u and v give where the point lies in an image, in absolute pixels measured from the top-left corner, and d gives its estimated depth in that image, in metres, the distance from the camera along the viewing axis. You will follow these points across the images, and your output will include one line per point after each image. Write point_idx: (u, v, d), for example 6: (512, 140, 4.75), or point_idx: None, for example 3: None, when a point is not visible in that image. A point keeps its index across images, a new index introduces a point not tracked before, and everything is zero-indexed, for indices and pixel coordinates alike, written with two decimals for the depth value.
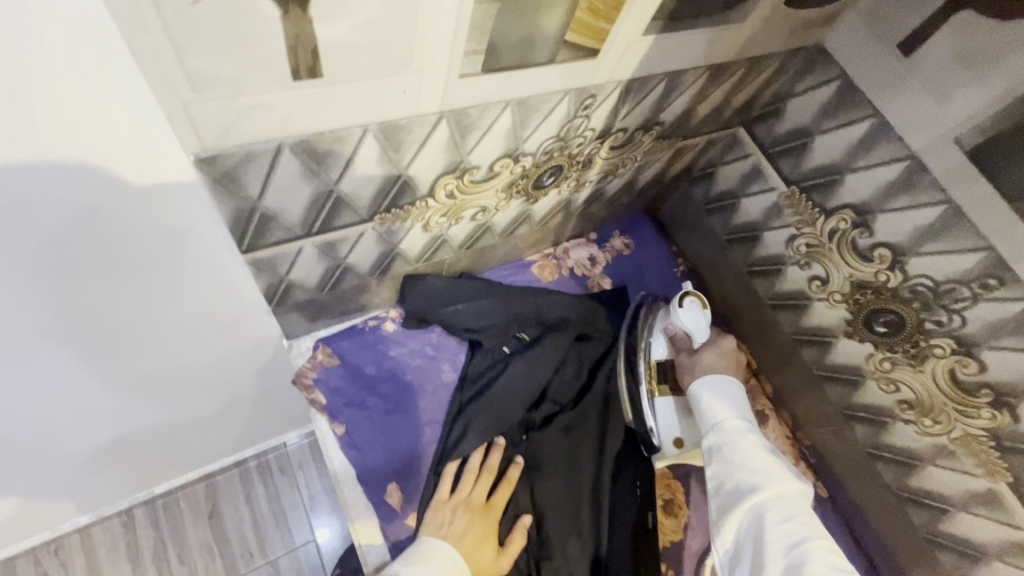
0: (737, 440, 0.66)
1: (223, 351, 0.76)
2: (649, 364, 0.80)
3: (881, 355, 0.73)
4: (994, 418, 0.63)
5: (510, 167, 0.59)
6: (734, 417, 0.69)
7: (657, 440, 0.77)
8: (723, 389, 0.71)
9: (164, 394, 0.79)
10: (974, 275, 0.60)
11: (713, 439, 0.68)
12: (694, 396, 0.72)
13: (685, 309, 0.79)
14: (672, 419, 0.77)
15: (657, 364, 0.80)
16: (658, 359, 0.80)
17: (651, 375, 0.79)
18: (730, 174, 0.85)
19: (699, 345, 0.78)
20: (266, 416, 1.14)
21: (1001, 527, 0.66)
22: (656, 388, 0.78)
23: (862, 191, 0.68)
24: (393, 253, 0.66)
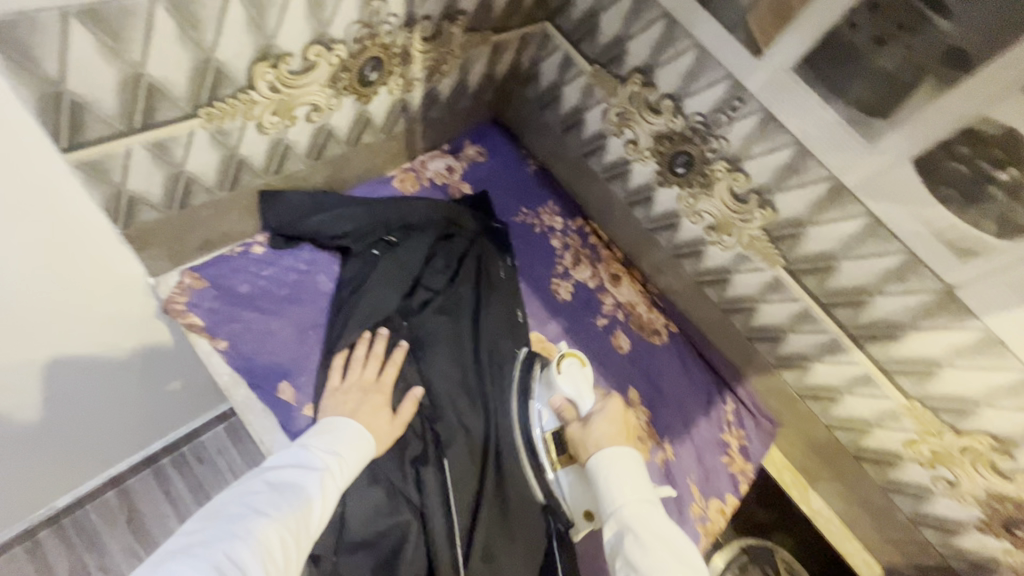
0: (638, 527, 0.60)
1: (89, 307, 0.76)
2: (542, 438, 0.75)
3: (686, 193, 0.88)
4: (764, 215, 0.80)
5: (325, 56, 0.65)
6: (635, 499, 0.62)
7: (565, 509, 0.74)
8: (616, 469, 0.65)
9: (47, 366, 0.78)
10: (726, 101, 0.75)
11: (616, 527, 0.62)
12: (593, 475, 0.66)
13: (563, 375, 0.75)
14: (579, 490, 0.73)
15: (552, 436, 0.75)
16: (549, 431, 0.76)
17: (549, 449, 0.75)
18: (549, 67, 0.96)
19: (586, 413, 0.73)
20: (174, 407, 1.11)
21: (787, 304, 0.84)
22: (556, 460, 0.74)
23: (641, 54, 0.82)
24: (235, 160, 0.70)
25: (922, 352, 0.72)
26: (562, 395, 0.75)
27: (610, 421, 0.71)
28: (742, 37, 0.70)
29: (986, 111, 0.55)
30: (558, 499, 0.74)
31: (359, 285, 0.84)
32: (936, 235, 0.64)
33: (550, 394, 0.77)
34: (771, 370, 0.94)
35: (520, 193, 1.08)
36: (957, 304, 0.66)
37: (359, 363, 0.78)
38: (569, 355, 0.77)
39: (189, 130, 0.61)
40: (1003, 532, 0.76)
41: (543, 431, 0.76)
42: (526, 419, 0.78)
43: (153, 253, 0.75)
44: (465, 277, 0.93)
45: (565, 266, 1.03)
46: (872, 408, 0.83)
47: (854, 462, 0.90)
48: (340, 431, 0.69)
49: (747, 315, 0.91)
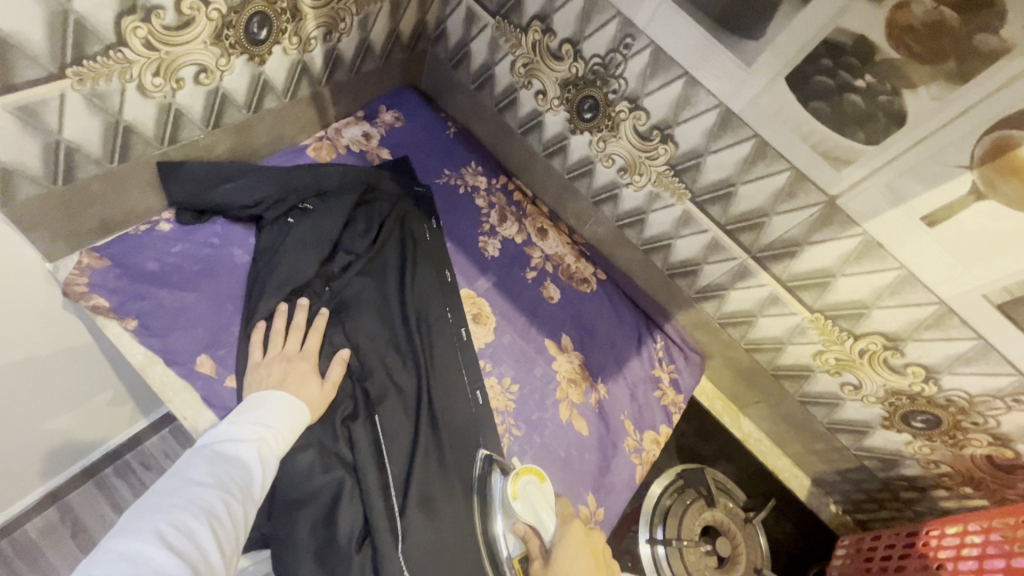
0: None
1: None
2: (509, 566, 0.72)
3: (597, 138, 0.90)
4: (667, 151, 0.83)
5: (202, 10, 0.63)
6: None
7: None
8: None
9: None
10: (619, 40, 0.78)
11: None
12: None
13: (519, 499, 0.71)
14: None
15: (519, 563, 0.72)
16: (516, 557, 0.72)
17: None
18: (454, 25, 0.96)
19: (549, 545, 0.68)
20: (107, 411, 1.07)
21: (698, 236, 0.88)
22: None
23: (537, 1, 0.83)
24: (122, 128, 0.67)
25: (816, 264, 0.77)
26: (524, 521, 0.70)
27: (575, 551, 0.66)
28: None
29: (837, 22, 0.59)
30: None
31: (275, 253, 0.83)
32: (813, 148, 0.68)
33: (512, 518, 0.73)
34: (692, 304, 0.98)
35: (440, 155, 1.08)
36: (839, 213, 0.71)
37: (279, 332, 0.77)
38: (525, 472, 0.73)
39: (58, 92, 0.58)
40: (902, 425, 0.83)
41: (510, 557, 0.72)
42: (491, 536, 0.74)
43: (47, 234, 0.71)
44: (388, 240, 0.93)
45: (491, 224, 1.04)
46: (782, 327, 0.88)
47: (774, 381, 0.96)
48: (271, 404, 0.69)
49: (665, 253, 0.95)
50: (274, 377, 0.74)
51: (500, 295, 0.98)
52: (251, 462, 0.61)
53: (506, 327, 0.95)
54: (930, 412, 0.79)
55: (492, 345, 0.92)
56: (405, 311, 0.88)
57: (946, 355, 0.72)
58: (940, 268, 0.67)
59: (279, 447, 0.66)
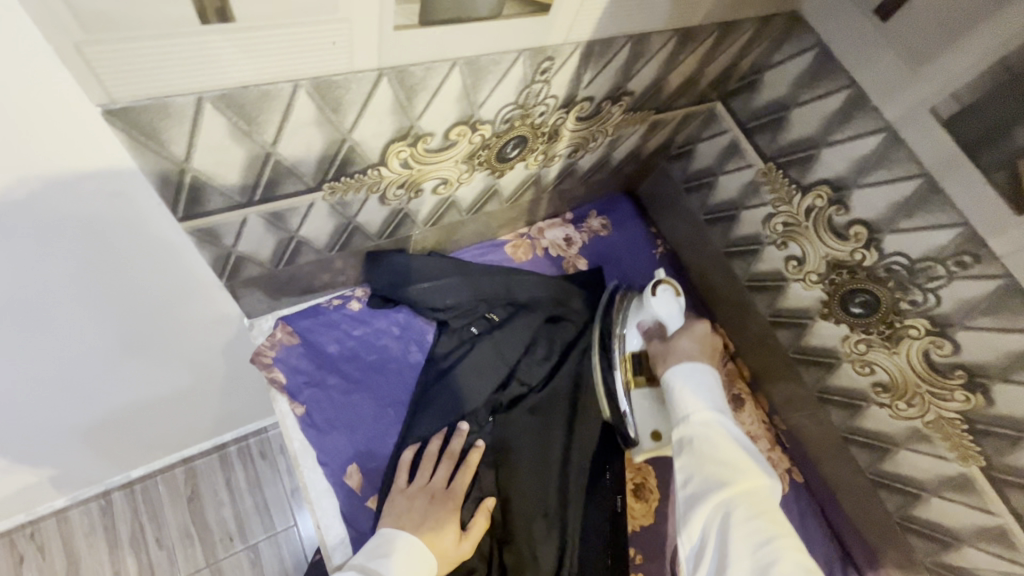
0: (708, 432, 0.64)
1: (191, 332, 0.74)
2: (622, 354, 0.76)
3: (856, 337, 0.71)
4: (968, 399, 0.61)
5: (468, 136, 0.57)
6: (705, 408, 0.66)
7: (631, 432, 0.75)
8: (696, 378, 0.68)
9: (150, 371, 0.79)
10: (950, 253, 0.58)
11: (681, 433, 0.66)
12: (667, 387, 0.69)
13: (657, 298, 0.76)
14: (648, 411, 0.75)
15: (632, 355, 0.76)
16: (633, 350, 0.76)
17: (627, 365, 0.75)
18: (707, 151, 0.83)
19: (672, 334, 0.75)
20: (243, 406, 1.10)
21: (972, 511, 0.65)
22: (630, 379, 0.75)
23: (838, 167, 0.66)
24: (351, 226, 0.64)
25: None
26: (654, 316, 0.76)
27: (698, 348, 0.73)
28: (1005, 184, 0.52)
29: None
30: (625, 424, 0.75)
31: (451, 367, 0.76)
32: None
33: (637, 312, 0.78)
34: (921, 572, 0.75)
35: (640, 277, 0.95)
36: None
37: (431, 461, 0.70)
38: (665, 282, 0.78)
39: (309, 201, 0.55)
40: None
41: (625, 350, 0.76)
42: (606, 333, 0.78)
43: (253, 297, 0.70)
44: (564, 370, 0.81)
45: None
46: None
47: None
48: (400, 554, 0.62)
49: (906, 500, 0.73)
50: (416, 520, 0.66)
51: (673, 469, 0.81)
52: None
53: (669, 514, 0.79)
54: None
55: (646, 534, 0.77)
56: (562, 466, 0.76)
57: None
58: None
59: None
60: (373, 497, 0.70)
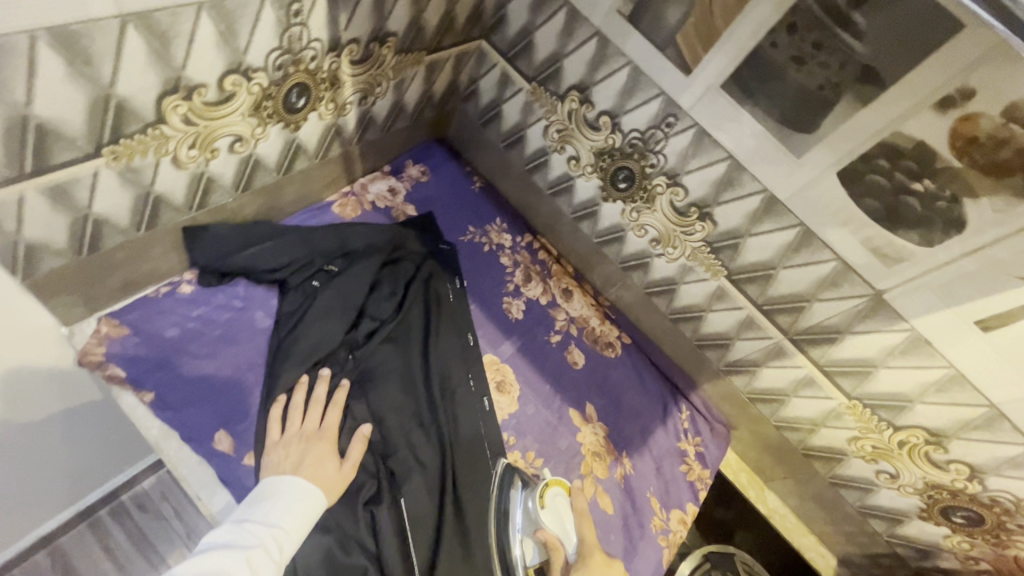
0: None
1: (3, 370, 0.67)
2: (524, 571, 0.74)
3: (629, 208, 0.89)
4: (704, 228, 0.81)
5: (244, 85, 0.61)
6: None
7: None
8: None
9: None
10: (661, 118, 0.77)
11: None
12: None
13: (546, 508, 0.75)
14: None
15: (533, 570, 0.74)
16: (533, 564, 0.74)
17: None
18: (487, 85, 0.96)
19: (569, 558, 0.72)
20: (104, 455, 1.00)
21: (731, 313, 0.86)
22: None
23: (577, 72, 0.82)
24: (152, 198, 0.65)
25: (857, 353, 0.75)
26: (549, 530, 0.73)
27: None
28: (674, 56, 0.71)
29: (898, 127, 0.58)
30: None
31: (300, 318, 0.80)
32: (862, 242, 0.67)
33: (531, 521, 0.75)
34: (721, 377, 0.96)
35: (466, 211, 1.06)
36: (884, 307, 0.70)
37: (299, 406, 0.74)
38: (553, 486, 0.78)
39: (91, 170, 0.56)
40: (940, 518, 0.81)
41: (525, 563, 0.74)
42: (505, 545, 0.75)
43: (65, 299, 0.68)
44: (411, 301, 0.90)
45: (515, 284, 1.02)
46: (816, 409, 0.86)
47: (804, 459, 0.93)
48: (280, 494, 0.65)
49: (695, 324, 0.93)
50: (296, 460, 0.69)
51: (524, 360, 0.95)
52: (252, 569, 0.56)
53: (530, 396, 0.92)
54: (974, 509, 0.76)
55: (515, 415, 0.89)
56: (428, 380, 0.85)
57: (993, 457, 0.70)
58: (991, 371, 0.65)
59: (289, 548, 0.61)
60: (251, 455, 0.72)
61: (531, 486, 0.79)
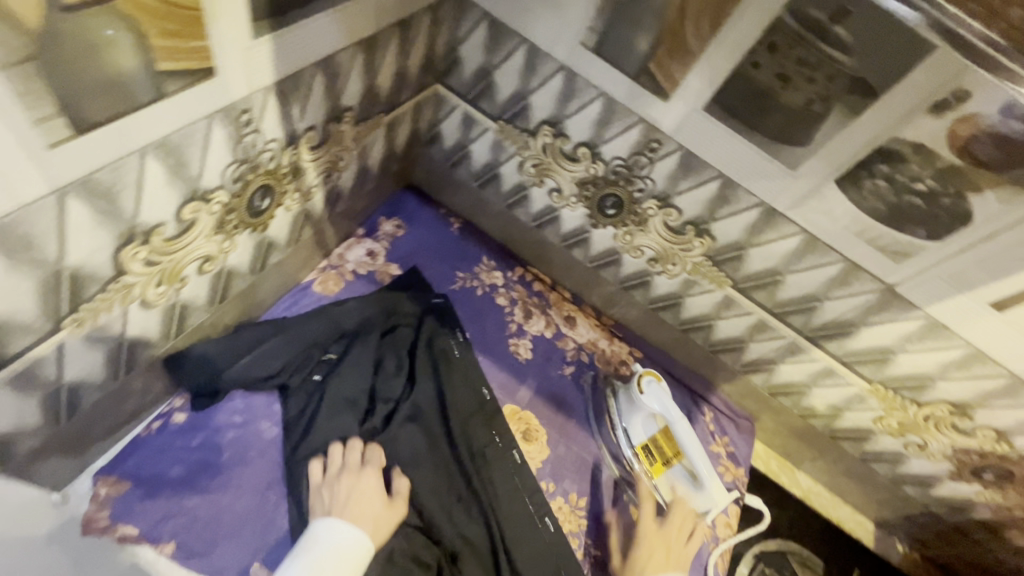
0: None
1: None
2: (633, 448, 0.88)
3: (623, 232, 0.86)
4: (703, 243, 0.80)
5: (204, 209, 0.55)
6: None
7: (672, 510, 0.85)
8: None
9: None
10: (643, 144, 0.74)
11: None
12: None
13: (647, 395, 0.86)
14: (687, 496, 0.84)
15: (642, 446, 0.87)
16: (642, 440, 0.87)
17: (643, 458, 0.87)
18: (450, 128, 0.90)
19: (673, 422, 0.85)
20: None
21: (742, 318, 0.86)
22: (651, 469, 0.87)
23: (547, 107, 0.78)
24: (126, 345, 0.59)
25: (874, 342, 0.76)
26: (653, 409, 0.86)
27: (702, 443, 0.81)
28: (651, 83, 0.67)
29: (898, 132, 0.56)
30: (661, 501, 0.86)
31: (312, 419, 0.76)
32: (868, 242, 0.66)
33: (636, 409, 0.87)
34: (738, 376, 0.96)
35: (450, 257, 1.01)
36: (897, 298, 0.70)
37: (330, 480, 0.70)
38: (648, 374, 0.88)
39: (55, 346, 0.49)
40: (971, 477, 0.83)
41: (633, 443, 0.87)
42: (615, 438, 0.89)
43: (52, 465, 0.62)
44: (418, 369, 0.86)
45: (517, 322, 0.98)
46: (838, 395, 0.87)
47: (832, 441, 0.95)
48: (323, 548, 0.63)
49: (705, 332, 0.92)
50: (340, 503, 0.68)
51: (543, 401, 0.92)
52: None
53: (558, 437, 0.90)
54: (1004, 468, 0.79)
55: (549, 461, 0.87)
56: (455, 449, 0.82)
57: (1018, 420, 0.72)
58: (1009, 346, 0.66)
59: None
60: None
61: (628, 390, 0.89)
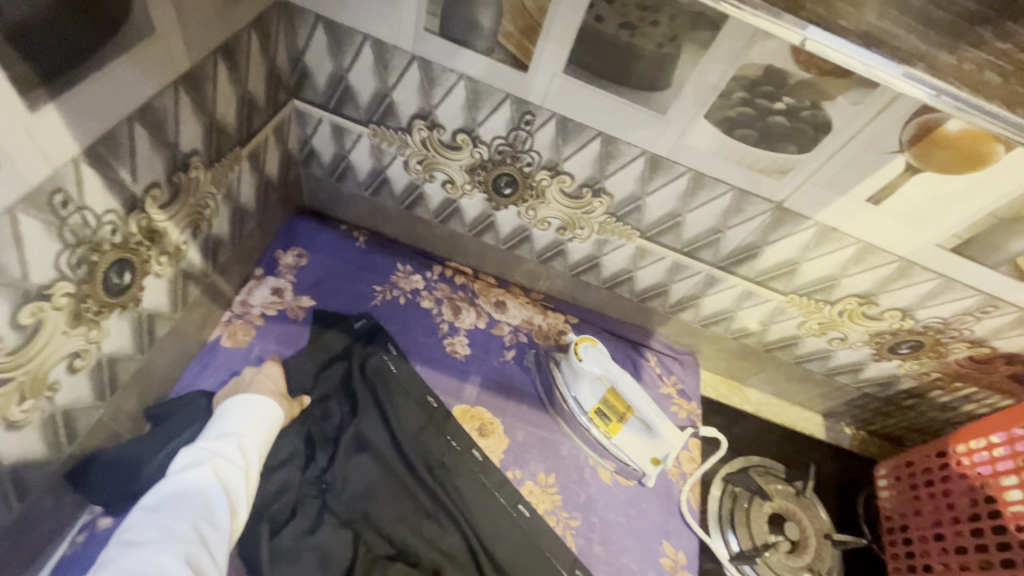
0: None
1: None
2: (586, 415, 0.88)
3: (525, 208, 0.85)
4: (602, 202, 0.79)
5: (48, 307, 0.49)
6: None
7: (634, 463, 0.87)
8: None
9: None
10: (518, 119, 0.72)
11: None
12: None
13: (585, 360, 0.86)
14: (642, 446, 0.87)
15: (595, 409, 0.88)
16: (592, 405, 0.88)
17: (598, 421, 0.88)
18: (323, 142, 0.85)
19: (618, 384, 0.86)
20: None
21: (658, 264, 0.87)
22: (608, 430, 0.88)
23: (413, 101, 0.74)
24: (7, 473, 0.53)
25: (779, 258, 0.79)
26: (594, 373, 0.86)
27: None
28: (506, 57, 0.65)
29: (747, 57, 0.57)
30: (623, 458, 0.88)
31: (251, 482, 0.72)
32: (749, 167, 0.68)
33: (579, 376, 0.88)
34: (670, 318, 0.99)
35: (363, 272, 0.96)
36: (788, 213, 0.72)
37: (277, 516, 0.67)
38: (583, 340, 0.87)
39: None
40: (890, 354, 0.90)
41: (584, 409, 0.88)
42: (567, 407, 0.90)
43: None
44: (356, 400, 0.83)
45: (448, 322, 0.96)
46: (762, 312, 0.90)
47: (768, 354, 0.99)
48: (235, 411, 0.70)
49: (630, 284, 0.93)
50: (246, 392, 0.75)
51: (492, 393, 0.91)
52: (235, 521, 0.62)
53: (514, 424, 0.90)
54: (914, 339, 0.85)
55: (509, 450, 0.87)
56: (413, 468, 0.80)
57: (916, 296, 0.78)
58: (891, 233, 0.70)
59: (246, 451, 0.67)
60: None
61: (569, 360, 0.89)
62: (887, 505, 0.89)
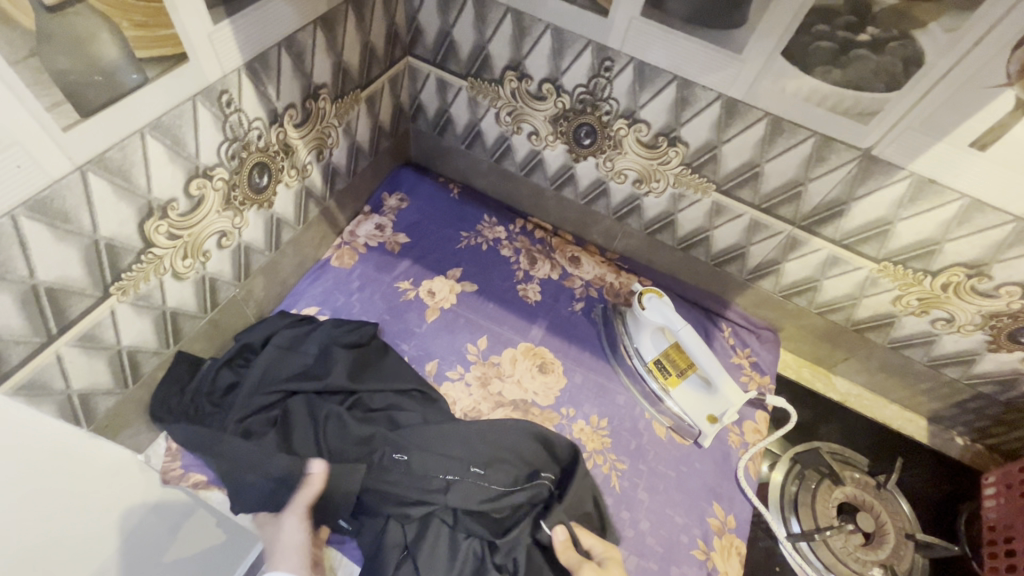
0: None
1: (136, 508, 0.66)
2: (645, 366, 0.90)
3: (603, 160, 0.89)
4: (678, 152, 0.81)
5: (208, 185, 0.65)
6: None
7: (689, 419, 0.87)
8: None
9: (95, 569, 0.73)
10: (598, 65, 0.77)
11: None
12: None
13: (648, 310, 0.87)
14: (697, 404, 0.87)
15: (655, 362, 0.89)
16: (652, 357, 0.90)
17: (657, 374, 0.89)
18: (429, 96, 0.97)
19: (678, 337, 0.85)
20: None
21: (735, 222, 0.86)
22: (666, 383, 0.89)
23: (506, 52, 0.83)
24: (168, 315, 0.70)
25: (869, 217, 0.74)
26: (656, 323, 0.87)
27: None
28: (588, 3, 0.71)
29: None
30: (679, 414, 0.88)
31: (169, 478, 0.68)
32: (831, 110, 0.66)
33: (643, 327, 0.90)
34: (748, 286, 0.96)
35: (453, 219, 1.06)
36: (878, 163, 0.69)
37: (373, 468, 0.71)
38: (648, 291, 0.89)
39: (108, 310, 0.60)
40: (1010, 344, 0.79)
41: (645, 360, 0.90)
42: (629, 356, 0.92)
43: (132, 429, 0.75)
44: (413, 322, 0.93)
45: (523, 269, 1.02)
46: (850, 283, 0.84)
47: (858, 336, 0.92)
48: None
49: (705, 245, 0.93)
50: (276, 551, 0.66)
51: (557, 338, 0.95)
52: None
53: (575, 367, 0.93)
54: None
55: (567, 390, 0.90)
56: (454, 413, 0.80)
57: None
58: (1004, 187, 0.63)
59: None
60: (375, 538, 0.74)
61: (633, 311, 0.91)
62: (992, 515, 0.83)
